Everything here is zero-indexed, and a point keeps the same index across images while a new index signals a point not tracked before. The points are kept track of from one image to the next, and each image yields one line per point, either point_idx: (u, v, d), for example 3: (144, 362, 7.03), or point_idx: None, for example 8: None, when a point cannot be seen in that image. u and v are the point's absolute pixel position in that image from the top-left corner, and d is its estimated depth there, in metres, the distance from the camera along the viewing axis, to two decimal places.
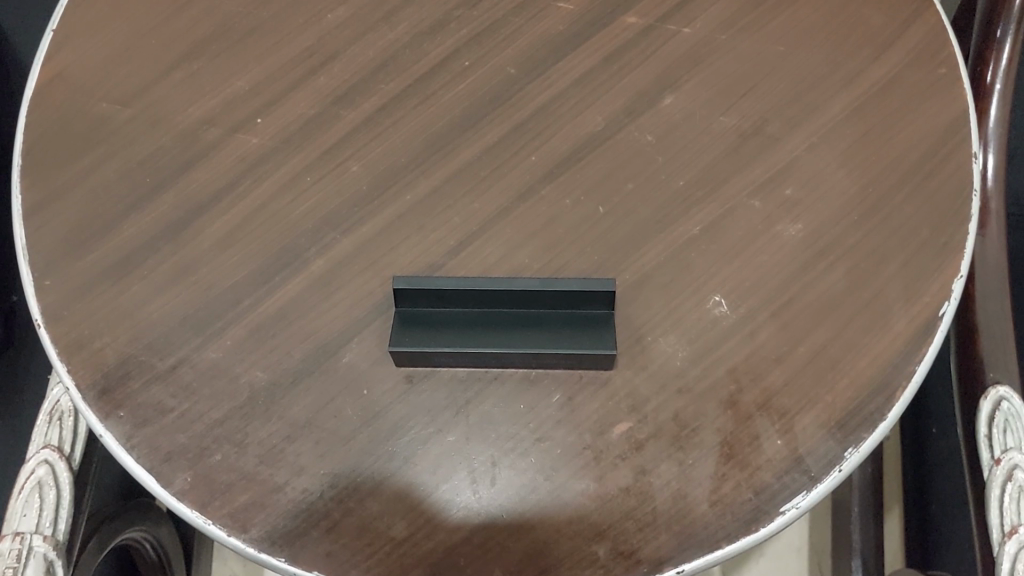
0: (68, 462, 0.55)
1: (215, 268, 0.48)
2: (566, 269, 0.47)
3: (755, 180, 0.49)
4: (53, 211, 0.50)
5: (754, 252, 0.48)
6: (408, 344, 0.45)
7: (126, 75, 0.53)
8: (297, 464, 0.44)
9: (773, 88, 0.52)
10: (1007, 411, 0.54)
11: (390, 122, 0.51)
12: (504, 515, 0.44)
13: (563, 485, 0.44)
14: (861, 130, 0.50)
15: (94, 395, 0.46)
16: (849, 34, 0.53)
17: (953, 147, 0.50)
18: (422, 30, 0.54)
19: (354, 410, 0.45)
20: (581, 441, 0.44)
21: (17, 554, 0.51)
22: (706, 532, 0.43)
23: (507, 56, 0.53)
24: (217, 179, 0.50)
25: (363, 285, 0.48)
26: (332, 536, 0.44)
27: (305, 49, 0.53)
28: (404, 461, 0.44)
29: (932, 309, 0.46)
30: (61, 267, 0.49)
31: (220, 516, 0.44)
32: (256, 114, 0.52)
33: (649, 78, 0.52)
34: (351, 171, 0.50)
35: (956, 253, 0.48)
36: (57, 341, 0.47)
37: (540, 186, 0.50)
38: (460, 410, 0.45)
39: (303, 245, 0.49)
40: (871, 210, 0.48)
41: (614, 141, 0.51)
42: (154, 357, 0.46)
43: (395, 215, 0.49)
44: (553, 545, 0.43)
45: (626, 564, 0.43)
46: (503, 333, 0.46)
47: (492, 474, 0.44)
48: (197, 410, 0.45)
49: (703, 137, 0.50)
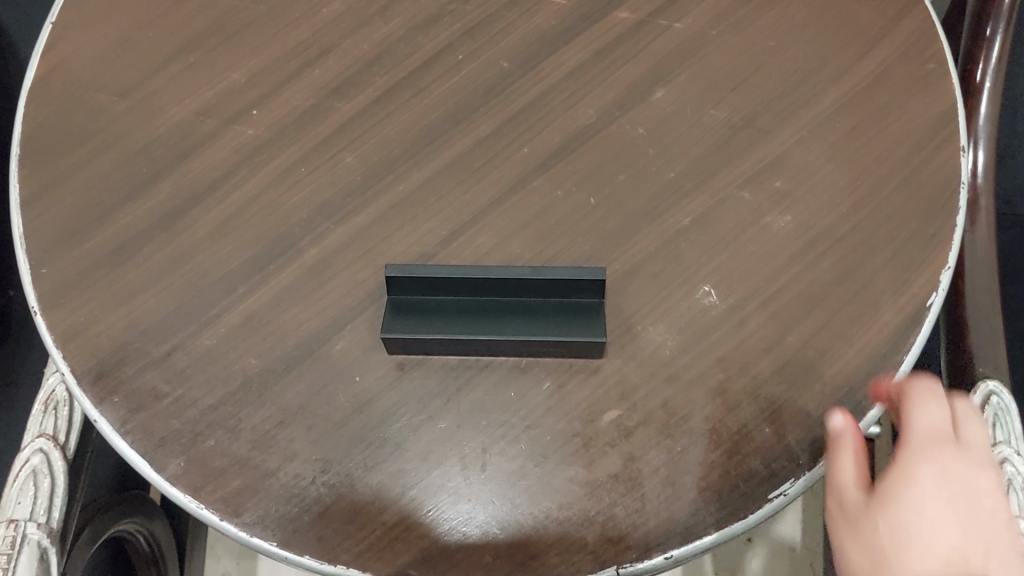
0: (63, 451, 0.55)
1: (211, 256, 0.48)
2: (558, 258, 0.48)
3: (745, 173, 0.50)
4: (51, 200, 0.50)
5: (744, 243, 0.48)
6: (400, 332, 0.46)
7: (125, 67, 0.53)
8: (290, 450, 0.45)
9: (763, 82, 0.52)
10: (996, 405, 0.54)
11: (385, 114, 0.52)
12: (496, 501, 0.44)
13: (553, 471, 0.44)
14: (848, 124, 0.51)
15: (89, 381, 0.46)
16: (837, 32, 0.54)
17: (943, 140, 0.50)
18: (417, 24, 0.55)
19: (347, 397, 0.46)
20: (571, 428, 0.45)
21: (11, 541, 0.52)
22: (694, 518, 0.43)
23: (501, 50, 0.54)
24: (213, 169, 0.50)
25: (357, 273, 0.48)
26: (323, 521, 0.44)
27: (302, 43, 0.54)
28: (396, 447, 0.45)
29: (920, 299, 0.47)
30: (57, 255, 0.49)
31: (214, 501, 0.44)
32: (253, 106, 0.52)
33: (641, 72, 0.53)
34: (345, 162, 0.51)
35: (945, 244, 0.48)
36: (52, 328, 0.47)
37: (532, 178, 0.50)
38: (452, 397, 0.46)
39: (297, 234, 0.49)
40: (859, 202, 0.49)
41: (606, 133, 0.51)
42: (150, 343, 0.47)
43: (388, 205, 0.50)
44: (543, 531, 0.43)
45: (616, 550, 0.43)
46: (495, 321, 0.46)
47: (483, 461, 0.45)
48: (190, 397, 0.46)
49: (694, 130, 0.51)
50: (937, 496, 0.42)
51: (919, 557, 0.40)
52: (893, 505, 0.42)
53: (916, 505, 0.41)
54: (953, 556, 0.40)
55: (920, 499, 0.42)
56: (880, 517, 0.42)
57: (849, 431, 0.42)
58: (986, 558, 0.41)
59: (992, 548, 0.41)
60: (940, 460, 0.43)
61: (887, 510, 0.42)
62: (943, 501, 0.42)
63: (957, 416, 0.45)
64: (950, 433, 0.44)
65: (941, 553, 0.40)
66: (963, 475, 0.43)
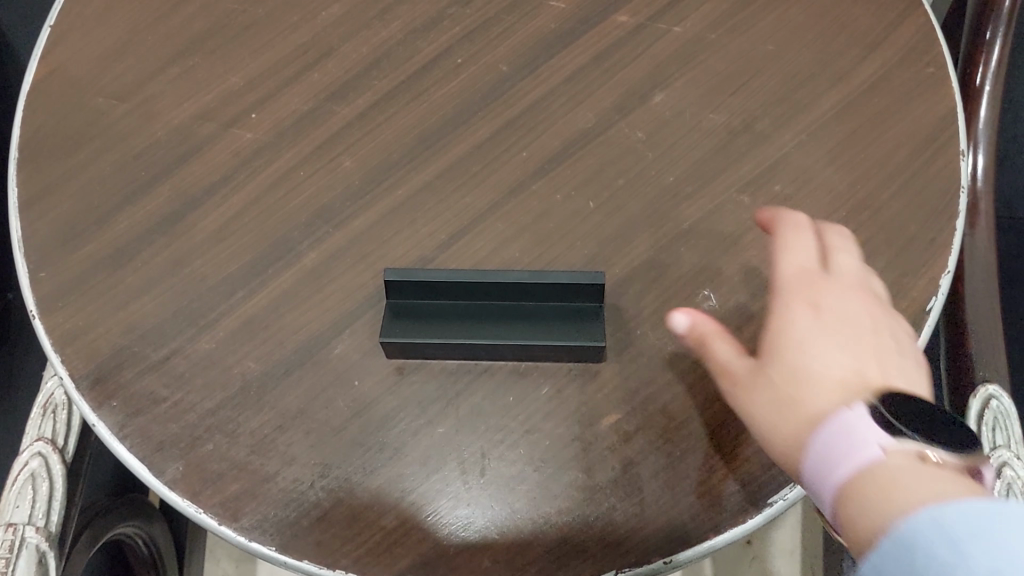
0: (62, 455, 0.55)
1: (210, 261, 0.48)
2: (557, 262, 0.48)
3: (744, 177, 0.50)
4: (50, 204, 0.50)
5: (744, 246, 0.48)
6: (399, 336, 0.45)
7: (124, 70, 0.53)
8: (288, 455, 0.45)
9: (762, 86, 0.52)
10: (996, 409, 0.54)
11: (384, 118, 0.52)
12: (495, 505, 0.44)
13: (553, 475, 0.44)
14: (848, 128, 0.51)
15: (88, 385, 0.46)
16: (836, 36, 0.54)
17: (942, 145, 0.50)
18: (417, 28, 0.55)
19: (346, 402, 0.46)
20: (570, 432, 0.45)
21: (10, 544, 0.51)
22: (693, 523, 0.43)
23: (500, 53, 0.54)
24: (213, 172, 0.50)
25: (356, 277, 0.48)
26: (322, 525, 0.44)
27: (301, 46, 0.54)
28: (395, 452, 0.45)
29: (919, 304, 0.46)
30: (56, 258, 0.49)
31: (212, 505, 0.44)
32: (252, 110, 0.52)
33: (640, 76, 0.53)
34: (343, 166, 0.51)
35: (945, 249, 0.48)
36: (51, 332, 0.47)
37: (531, 182, 0.50)
38: (451, 402, 0.46)
39: (296, 238, 0.49)
40: (859, 206, 0.49)
41: (606, 137, 0.51)
42: (148, 347, 0.47)
43: (387, 210, 0.50)
44: (543, 536, 0.43)
45: (614, 554, 0.43)
46: (494, 325, 0.46)
47: (482, 465, 0.44)
48: (189, 401, 0.46)
49: (693, 134, 0.51)
50: (817, 326, 0.40)
51: (812, 391, 0.38)
52: (775, 362, 0.40)
53: (797, 349, 0.39)
54: (849, 385, 0.38)
55: (801, 339, 0.40)
56: (769, 375, 0.39)
57: (697, 322, 0.42)
58: (882, 371, 0.39)
59: (885, 357, 0.39)
60: (812, 292, 0.41)
61: (771, 359, 0.40)
62: (824, 332, 0.40)
63: (829, 247, 0.44)
64: (821, 263, 0.43)
65: (833, 381, 0.38)
66: (840, 297, 0.41)
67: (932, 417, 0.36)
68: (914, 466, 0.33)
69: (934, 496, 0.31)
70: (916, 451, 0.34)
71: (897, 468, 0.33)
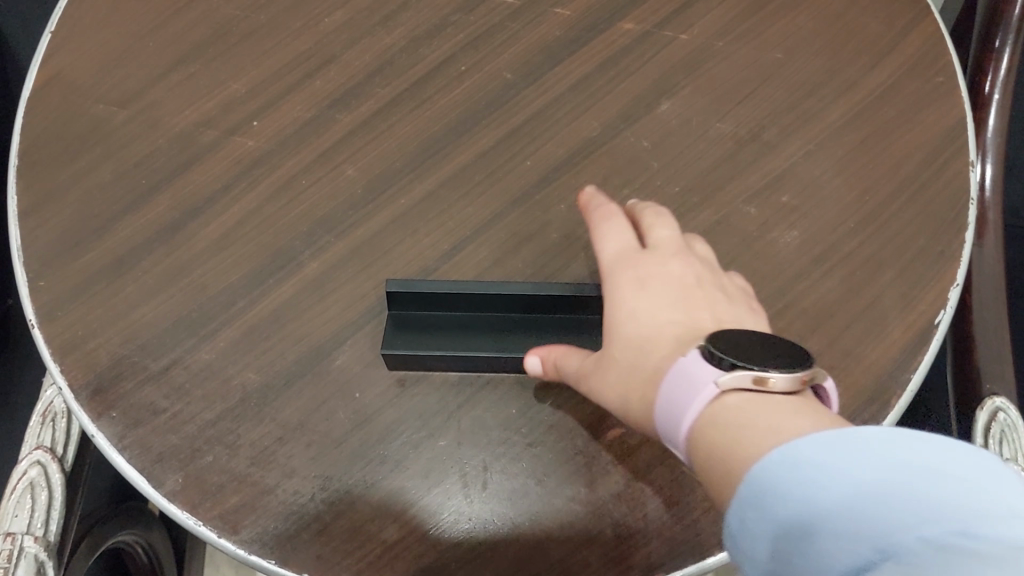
0: (61, 464, 0.55)
1: (211, 270, 0.48)
2: (560, 274, 0.47)
3: (751, 187, 0.49)
4: (51, 211, 0.50)
5: (752, 256, 0.47)
6: (400, 347, 0.45)
7: (126, 77, 0.53)
8: (289, 467, 0.44)
9: (769, 95, 0.52)
10: (1003, 422, 0.53)
11: (386, 126, 0.52)
12: (497, 519, 0.43)
13: (555, 489, 0.43)
14: (855, 137, 0.50)
15: (87, 395, 0.45)
16: (843, 45, 0.53)
17: (950, 156, 0.50)
18: (420, 35, 0.54)
19: (346, 414, 0.45)
20: (573, 446, 0.44)
21: (8, 554, 0.51)
22: (696, 539, 0.43)
23: (505, 60, 0.53)
24: (214, 180, 0.50)
25: (358, 287, 0.48)
26: (322, 539, 0.43)
27: (304, 53, 0.54)
28: (396, 465, 0.44)
29: (928, 317, 0.45)
30: (56, 266, 0.48)
31: (211, 518, 0.43)
32: (254, 117, 0.52)
33: (646, 84, 0.52)
34: (345, 175, 0.50)
35: (954, 261, 0.47)
36: (50, 341, 0.47)
37: (535, 191, 0.50)
38: (453, 415, 0.45)
39: (297, 247, 0.49)
40: (867, 217, 0.48)
41: (611, 146, 0.51)
42: (148, 357, 0.46)
43: (390, 219, 0.49)
44: (545, 551, 0.43)
45: (618, 570, 0.42)
46: (495, 337, 0.46)
47: (484, 478, 0.44)
48: (188, 412, 0.45)
49: (699, 143, 0.50)
50: (645, 301, 0.40)
51: (651, 361, 0.38)
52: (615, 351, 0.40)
53: (632, 328, 0.40)
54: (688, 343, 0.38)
55: (634, 319, 0.40)
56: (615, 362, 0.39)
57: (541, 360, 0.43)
58: (713, 322, 0.39)
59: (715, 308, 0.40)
60: (633, 269, 0.42)
61: (611, 343, 0.40)
62: (654, 304, 0.40)
63: (644, 226, 0.45)
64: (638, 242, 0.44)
65: (671, 344, 0.38)
66: (661, 266, 0.42)
67: (753, 344, 0.35)
68: (753, 399, 0.33)
69: (782, 431, 0.31)
70: (751, 377, 0.33)
71: (739, 405, 0.33)
